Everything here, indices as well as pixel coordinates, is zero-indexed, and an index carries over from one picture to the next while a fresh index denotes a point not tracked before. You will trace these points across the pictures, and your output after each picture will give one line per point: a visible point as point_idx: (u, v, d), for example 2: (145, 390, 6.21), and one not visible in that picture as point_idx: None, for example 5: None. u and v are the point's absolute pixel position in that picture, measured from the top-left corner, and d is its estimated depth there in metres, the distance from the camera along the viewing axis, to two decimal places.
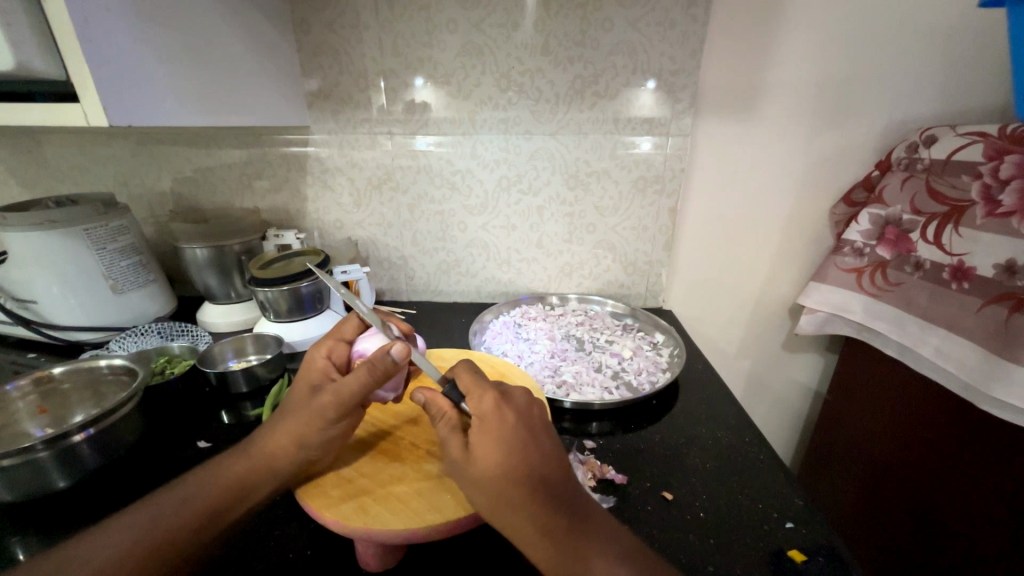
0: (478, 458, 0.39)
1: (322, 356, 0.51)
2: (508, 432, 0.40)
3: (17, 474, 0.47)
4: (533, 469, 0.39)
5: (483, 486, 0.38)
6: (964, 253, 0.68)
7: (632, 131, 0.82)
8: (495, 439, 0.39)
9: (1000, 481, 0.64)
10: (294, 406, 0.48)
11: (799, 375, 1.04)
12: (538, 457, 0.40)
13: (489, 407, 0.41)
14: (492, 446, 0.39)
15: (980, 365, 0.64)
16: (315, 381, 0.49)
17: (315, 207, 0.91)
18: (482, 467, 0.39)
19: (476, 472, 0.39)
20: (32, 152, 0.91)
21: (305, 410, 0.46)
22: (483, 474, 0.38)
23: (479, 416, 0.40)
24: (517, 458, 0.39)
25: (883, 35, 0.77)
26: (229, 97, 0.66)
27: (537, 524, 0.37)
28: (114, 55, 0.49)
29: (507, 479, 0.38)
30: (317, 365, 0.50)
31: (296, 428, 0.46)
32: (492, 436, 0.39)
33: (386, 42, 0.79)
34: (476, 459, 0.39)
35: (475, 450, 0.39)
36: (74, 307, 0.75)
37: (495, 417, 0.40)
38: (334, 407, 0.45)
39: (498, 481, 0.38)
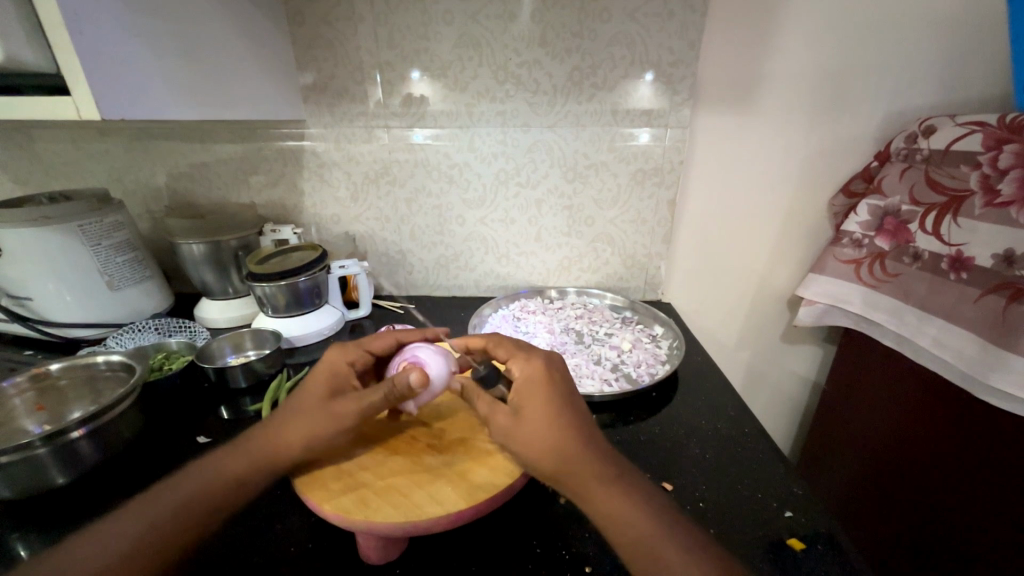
0: (528, 409, 0.44)
1: (345, 361, 0.52)
2: (554, 388, 0.46)
3: (16, 471, 0.47)
4: (578, 420, 0.44)
5: (533, 435, 0.43)
6: (963, 243, 0.68)
7: (631, 123, 0.82)
8: (545, 394, 0.45)
9: (996, 469, 0.65)
10: (306, 404, 0.48)
11: (798, 367, 1.04)
12: (573, 413, 0.45)
13: (536, 367, 0.48)
14: (542, 397, 0.45)
15: (979, 355, 0.64)
16: (333, 381, 0.50)
17: (312, 202, 0.91)
18: (533, 416, 0.44)
19: (528, 421, 0.43)
20: (24, 148, 0.90)
21: (324, 408, 0.47)
22: (532, 424, 0.43)
23: (526, 377, 0.47)
24: (562, 409, 0.44)
25: (884, 24, 0.76)
26: (223, 90, 0.65)
27: (580, 467, 0.41)
28: (104, 48, 0.48)
29: (555, 426, 0.43)
30: (341, 371, 0.51)
31: (308, 429, 0.46)
32: (540, 390, 0.45)
33: (382, 34, 0.78)
34: (526, 409, 0.44)
35: (525, 403, 0.45)
36: (70, 304, 0.75)
37: (543, 376, 0.47)
38: (356, 410, 0.46)
39: (548, 430, 0.43)
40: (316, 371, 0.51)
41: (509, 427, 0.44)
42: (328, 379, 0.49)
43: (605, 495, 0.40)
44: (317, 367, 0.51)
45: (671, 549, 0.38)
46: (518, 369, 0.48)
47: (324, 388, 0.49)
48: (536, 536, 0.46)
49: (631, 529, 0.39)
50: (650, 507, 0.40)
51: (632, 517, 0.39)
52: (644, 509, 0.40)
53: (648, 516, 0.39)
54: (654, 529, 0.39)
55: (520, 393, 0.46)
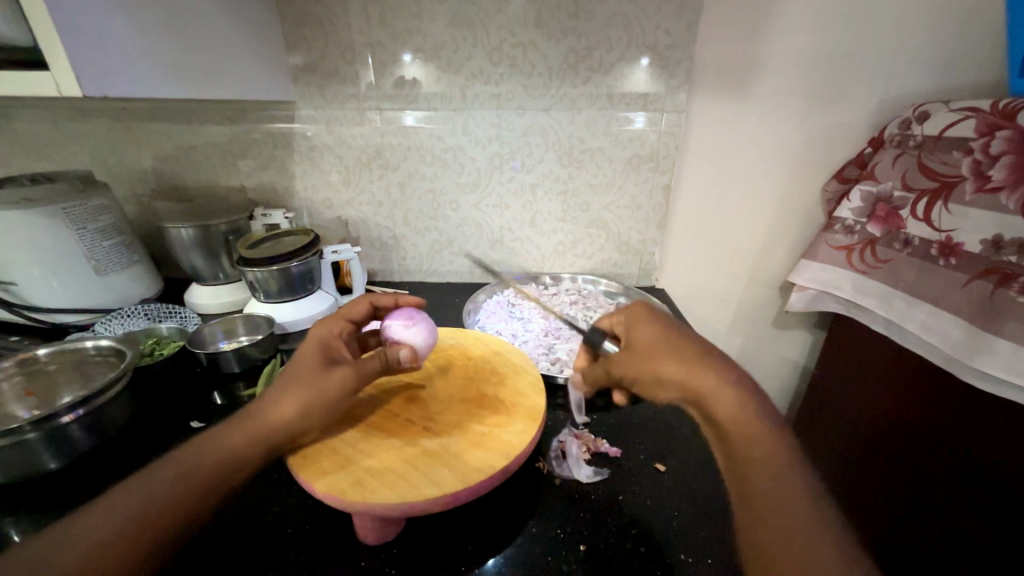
0: (641, 335, 0.46)
1: (333, 333, 0.53)
2: (664, 321, 0.47)
3: (6, 456, 0.46)
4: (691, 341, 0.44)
5: (650, 357, 0.43)
6: (953, 229, 0.69)
7: (627, 107, 0.81)
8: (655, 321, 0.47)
9: (980, 449, 0.67)
10: (300, 376, 0.48)
11: (788, 352, 1.06)
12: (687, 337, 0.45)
13: (643, 304, 0.49)
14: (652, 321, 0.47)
15: (966, 339, 0.66)
16: (324, 353, 0.51)
17: (303, 186, 0.89)
18: (645, 342, 0.45)
19: (641, 347, 0.45)
20: (2, 129, 0.87)
21: (320, 377, 0.47)
22: (645, 349, 0.44)
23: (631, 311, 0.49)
24: (676, 335, 0.45)
25: (881, 8, 0.76)
26: (210, 70, 0.63)
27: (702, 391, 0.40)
28: (83, 21, 0.46)
29: (669, 347, 0.43)
30: (328, 342, 0.52)
31: (303, 399, 0.46)
32: (649, 316, 0.47)
33: (373, 12, 0.76)
34: (640, 336, 0.46)
35: (638, 331, 0.46)
36: (56, 289, 0.73)
37: (650, 311, 0.48)
38: (353, 378, 0.48)
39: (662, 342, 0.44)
40: (302, 348, 0.51)
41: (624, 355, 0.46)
42: (319, 351, 0.50)
43: (725, 411, 0.39)
44: (306, 342, 0.52)
45: (794, 484, 0.35)
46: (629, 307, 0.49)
47: (318, 358, 0.50)
48: (531, 516, 0.47)
49: (756, 443, 0.37)
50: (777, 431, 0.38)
51: (759, 441, 0.37)
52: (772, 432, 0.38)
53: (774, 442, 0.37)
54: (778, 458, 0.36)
55: (632, 326, 0.47)
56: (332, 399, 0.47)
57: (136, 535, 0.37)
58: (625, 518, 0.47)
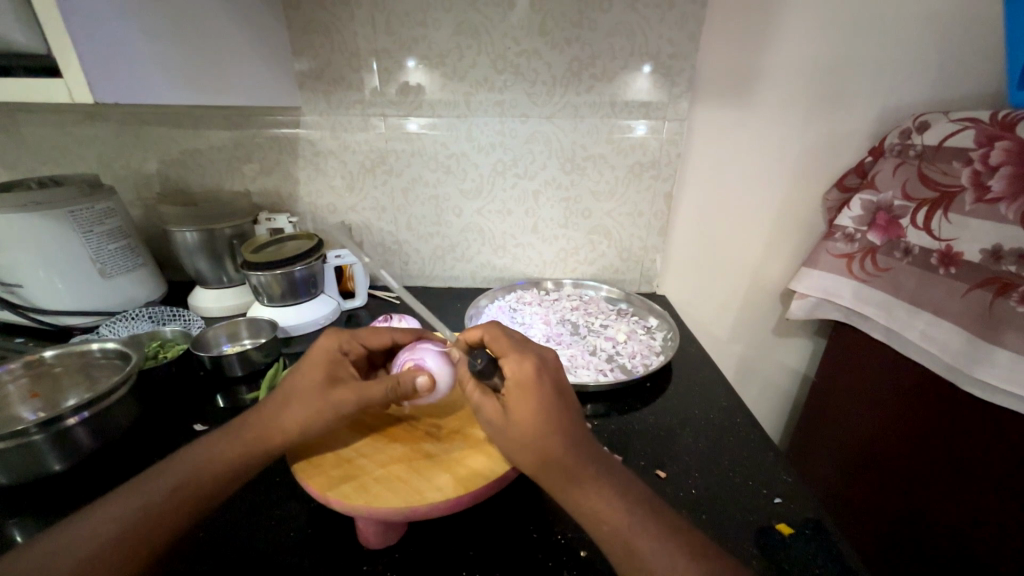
0: (517, 413, 0.42)
1: (340, 349, 0.52)
2: (545, 393, 0.43)
3: (11, 457, 0.47)
4: (566, 420, 0.42)
5: (518, 441, 0.42)
6: (953, 238, 0.69)
7: (629, 115, 0.82)
8: (535, 398, 0.42)
9: (979, 458, 0.67)
10: (303, 394, 0.47)
11: (788, 359, 1.06)
12: (556, 418, 0.42)
13: (531, 371, 0.44)
14: (529, 398, 0.42)
15: (965, 348, 0.66)
16: (329, 372, 0.49)
17: (307, 191, 0.90)
18: (522, 423, 0.42)
19: (517, 427, 0.42)
20: (10, 132, 0.88)
21: (322, 400, 0.47)
22: (520, 429, 0.42)
23: (517, 379, 0.44)
24: (552, 412, 0.42)
25: (881, 19, 0.76)
26: (218, 76, 0.64)
27: (564, 476, 0.41)
28: (96, 27, 0.47)
29: (543, 430, 0.41)
30: (333, 359, 0.51)
31: (305, 419, 0.46)
32: (536, 397, 0.42)
33: (380, 20, 0.77)
34: (515, 414, 0.42)
35: (515, 408, 0.43)
36: (62, 292, 0.74)
37: (534, 379, 0.43)
38: (356, 403, 0.47)
39: (531, 428, 0.42)
40: (307, 361, 0.50)
41: (499, 428, 0.44)
42: (324, 368, 0.49)
43: (582, 490, 0.40)
44: (310, 355, 0.51)
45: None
46: (510, 370, 0.44)
47: (320, 377, 0.48)
48: (533, 521, 0.47)
49: (608, 532, 0.39)
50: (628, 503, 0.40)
51: (610, 516, 0.40)
52: (623, 502, 0.40)
53: (623, 516, 0.39)
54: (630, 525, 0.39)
55: (509, 398, 0.43)
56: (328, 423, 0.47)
57: (130, 546, 0.37)
58: None
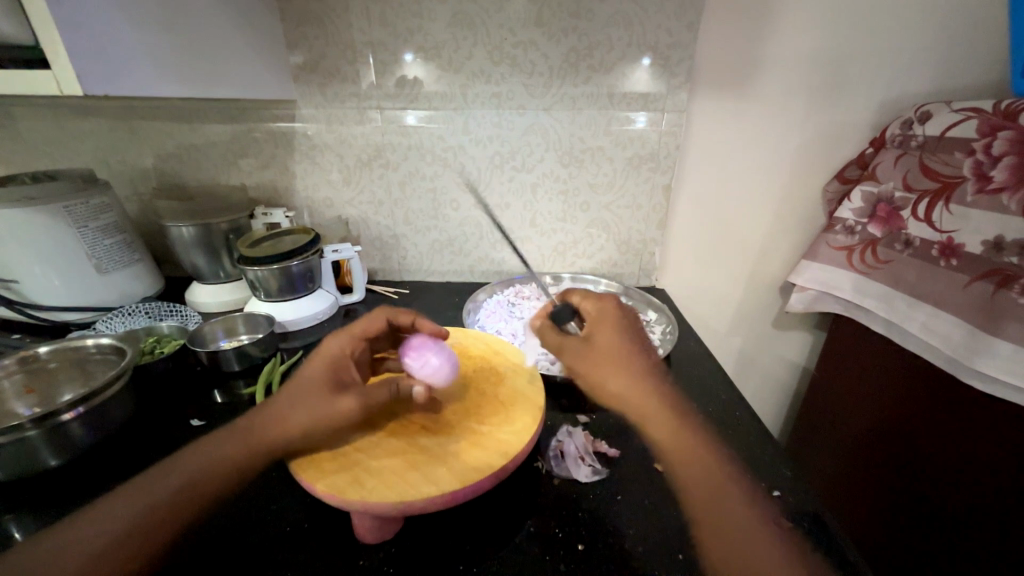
0: (598, 338, 0.56)
1: (345, 352, 0.55)
2: (614, 322, 0.58)
3: (6, 453, 0.46)
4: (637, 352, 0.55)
5: (602, 363, 0.53)
6: (954, 230, 0.68)
7: (627, 107, 0.81)
8: (612, 328, 0.57)
9: (978, 450, 0.67)
10: (310, 395, 0.50)
11: (788, 352, 1.05)
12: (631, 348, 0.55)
13: (607, 308, 0.60)
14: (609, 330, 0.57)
15: (965, 340, 0.66)
16: (337, 374, 0.52)
17: (304, 185, 0.89)
18: (602, 347, 0.55)
19: (597, 351, 0.54)
20: (4, 127, 0.87)
21: (330, 401, 0.49)
22: (603, 353, 0.54)
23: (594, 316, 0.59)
24: (625, 337, 0.56)
25: (884, 8, 0.75)
26: (211, 69, 0.64)
27: (643, 390, 0.52)
28: (85, 19, 0.46)
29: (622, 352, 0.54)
30: (340, 360, 0.54)
31: (313, 419, 0.48)
32: (611, 327, 0.57)
33: (374, 11, 0.76)
34: (596, 341, 0.56)
35: (595, 336, 0.56)
36: (57, 288, 0.73)
37: (598, 314, 0.59)
38: (361, 404, 0.50)
39: (613, 349, 0.55)
40: (316, 362, 0.53)
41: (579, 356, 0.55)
42: (332, 371, 0.52)
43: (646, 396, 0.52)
44: (319, 357, 0.54)
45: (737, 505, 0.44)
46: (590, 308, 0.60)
47: (324, 382, 0.51)
48: (530, 515, 0.47)
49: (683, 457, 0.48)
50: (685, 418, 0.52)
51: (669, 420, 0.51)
52: (698, 439, 0.50)
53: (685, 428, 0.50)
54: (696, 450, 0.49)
55: (590, 329, 0.57)
56: (333, 430, 0.48)
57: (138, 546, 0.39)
58: (622, 518, 0.47)
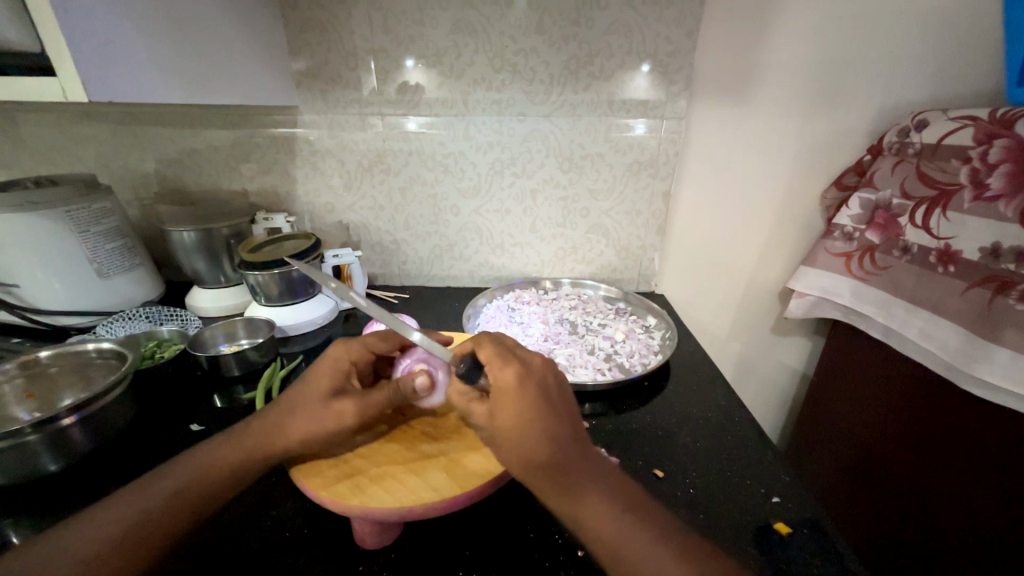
0: (502, 417, 0.42)
1: (350, 358, 0.50)
2: (529, 401, 0.42)
3: (5, 458, 0.46)
4: (546, 424, 0.41)
5: (504, 449, 0.41)
6: (951, 237, 0.69)
7: (627, 114, 0.81)
8: (520, 399, 0.42)
9: (977, 456, 0.67)
10: (306, 403, 0.47)
11: (787, 358, 1.06)
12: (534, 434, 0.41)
13: (512, 377, 0.43)
14: (513, 404, 0.42)
15: (963, 346, 0.66)
16: (335, 382, 0.48)
17: (305, 190, 0.90)
18: (507, 434, 0.41)
19: (502, 439, 0.42)
20: (7, 131, 0.88)
21: (323, 410, 0.46)
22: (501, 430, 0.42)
23: (500, 385, 0.43)
24: (539, 417, 0.42)
25: (881, 17, 0.76)
26: (214, 76, 0.64)
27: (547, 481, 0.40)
28: (91, 26, 0.47)
29: (523, 438, 0.41)
30: (341, 367, 0.49)
31: (305, 429, 0.45)
32: (517, 401, 0.42)
33: (377, 19, 0.76)
34: (500, 423, 0.42)
35: (500, 419, 0.42)
36: (59, 292, 0.74)
37: (516, 387, 0.43)
38: (356, 416, 0.46)
39: (519, 435, 0.41)
40: (317, 366, 0.49)
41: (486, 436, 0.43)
42: (331, 377, 0.48)
43: (552, 487, 0.40)
44: (320, 361, 0.50)
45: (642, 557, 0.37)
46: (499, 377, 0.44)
47: (327, 385, 0.48)
48: (530, 521, 0.47)
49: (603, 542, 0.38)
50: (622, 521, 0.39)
51: (597, 523, 0.39)
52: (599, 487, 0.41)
53: (606, 518, 0.39)
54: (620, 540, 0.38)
55: (494, 403, 0.43)
56: (332, 432, 0.45)
57: (127, 554, 0.37)
58: None
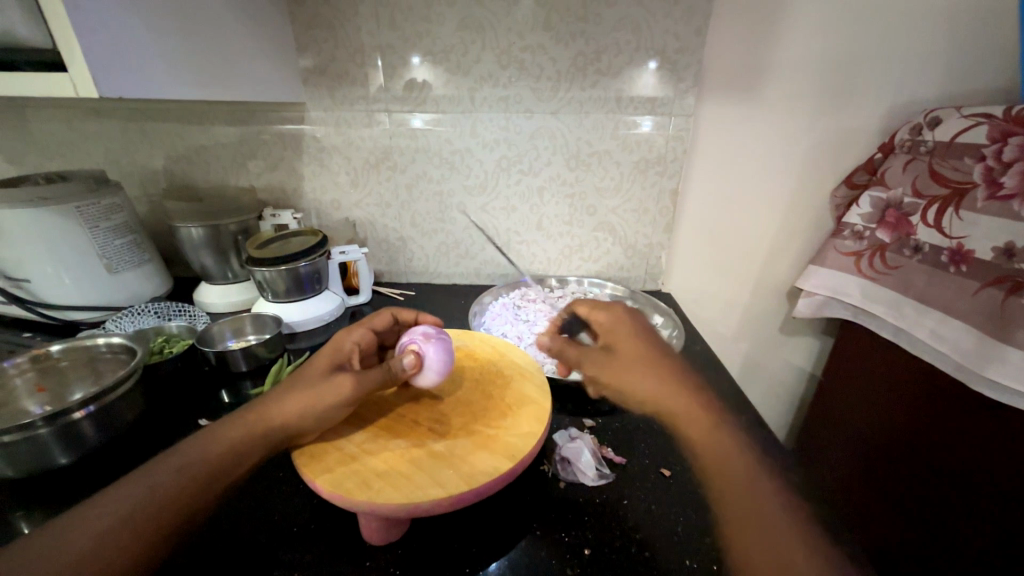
0: (625, 347, 0.48)
1: (350, 341, 0.54)
2: (641, 332, 0.49)
3: (19, 450, 0.47)
4: (662, 350, 0.47)
5: (629, 366, 0.46)
6: (964, 236, 0.68)
7: (634, 111, 0.81)
8: (631, 330, 0.50)
9: (989, 458, 0.66)
10: (308, 380, 0.49)
11: (795, 357, 1.05)
12: (662, 360, 0.46)
13: (620, 314, 0.52)
14: (632, 336, 0.49)
15: (975, 347, 0.65)
16: (335, 362, 0.51)
17: (312, 187, 0.90)
18: (627, 352, 0.47)
19: (620, 360, 0.47)
20: (17, 128, 0.89)
21: (324, 383, 0.48)
22: (625, 360, 0.47)
23: (611, 324, 0.51)
24: (651, 343, 0.48)
25: (892, 13, 0.75)
26: (224, 72, 0.64)
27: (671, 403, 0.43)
28: (101, 22, 0.47)
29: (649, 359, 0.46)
30: (341, 349, 0.53)
31: (307, 403, 0.47)
32: (631, 331, 0.49)
33: (384, 15, 0.76)
34: (621, 350, 0.48)
35: (618, 345, 0.49)
36: (68, 287, 0.74)
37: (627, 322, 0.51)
38: (353, 388, 0.48)
39: (643, 357, 0.46)
40: (319, 352, 0.53)
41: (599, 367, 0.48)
42: (332, 356, 0.51)
43: (677, 401, 0.43)
44: (323, 348, 0.53)
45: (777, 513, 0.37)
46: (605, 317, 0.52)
47: (327, 364, 0.50)
48: (537, 519, 0.47)
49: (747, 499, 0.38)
50: (741, 442, 0.41)
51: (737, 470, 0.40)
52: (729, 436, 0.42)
53: (729, 432, 0.42)
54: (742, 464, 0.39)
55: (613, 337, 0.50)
56: (333, 406, 0.47)
57: (136, 532, 0.37)
58: (629, 522, 0.47)
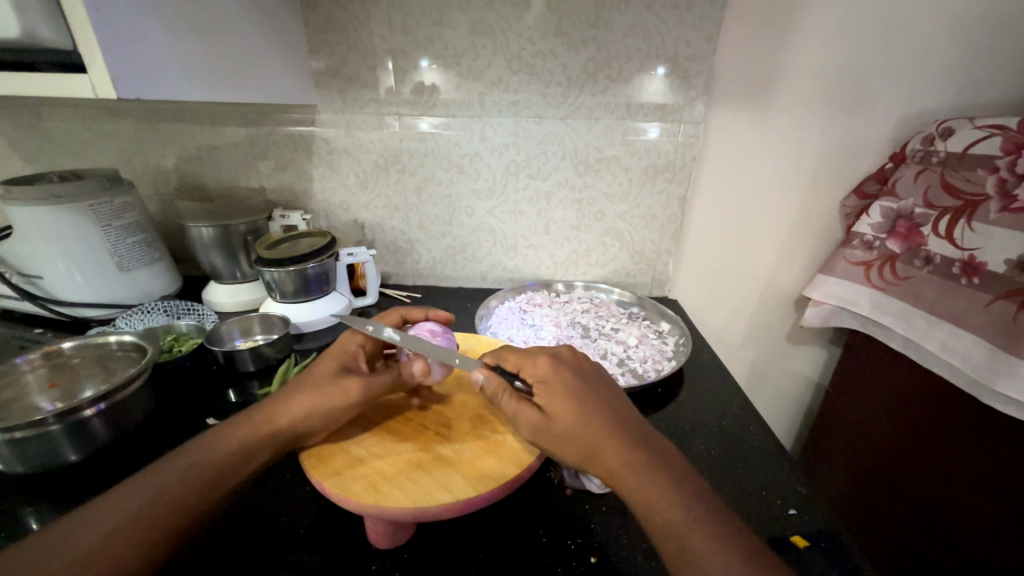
0: (556, 410, 0.42)
1: (356, 341, 0.53)
2: (570, 384, 0.43)
3: (29, 446, 0.47)
4: (596, 408, 0.42)
5: (566, 434, 0.41)
6: (977, 248, 0.67)
7: (643, 117, 0.81)
8: (563, 386, 0.43)
9: (999, 472, 0.65)
10: (316, 382, 0.48)
11: (801, 366, 1.04)
12: (596, 423, 0.41)
13: (547, 365, 0.44)
14: (561, 393, 0.42)
15: (986, 360, 0.65)
16: (343, 363, 0.50)
17: (321, 188, 0.91)
18: (559, 417, 0.41)
19: (554, 428, 0.41)
20: (33, 126, 0.90)
21: (332, 385, 0.47)
22: (559, 426, 0.41)
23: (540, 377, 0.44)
24: (587, 399, 0.42)
25: (905, 23, 0.75)
26: (239, 74, 0.65)
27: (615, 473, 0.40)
28: (121, 24, 0.48)
29: (583, 425, 0.41)
30: (347, 349, 0.52)
31: (316, 405, 0.46)
32: (560, 388, 0.42)
33: (396, 19, 0.77)
34: (554, 411, 0.42)
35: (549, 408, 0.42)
36: (80, 284, 0.75)
37: (555, 373, 0.44)
38: (362, 390, 0.47)
39: (577, 422, 0.41)
40: (325, 352, 0.52)
41: (537, 432, 0.42)
42: (339, 357, 0.51)
43: (618, 464, 0.40)
44: (329, 348, 0.53)
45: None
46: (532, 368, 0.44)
47: (335, 365, 0.50)
48: (543, 526, 0.46)
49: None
50: (684, 496, 0.39)
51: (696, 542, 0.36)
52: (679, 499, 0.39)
53: (677, 497, 0.38)
54: (687, 522, 0.37)
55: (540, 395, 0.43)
56: (343, 408, 0.47)
57: (143, 531, 0.37)
58: (635, 531, 0.46)
